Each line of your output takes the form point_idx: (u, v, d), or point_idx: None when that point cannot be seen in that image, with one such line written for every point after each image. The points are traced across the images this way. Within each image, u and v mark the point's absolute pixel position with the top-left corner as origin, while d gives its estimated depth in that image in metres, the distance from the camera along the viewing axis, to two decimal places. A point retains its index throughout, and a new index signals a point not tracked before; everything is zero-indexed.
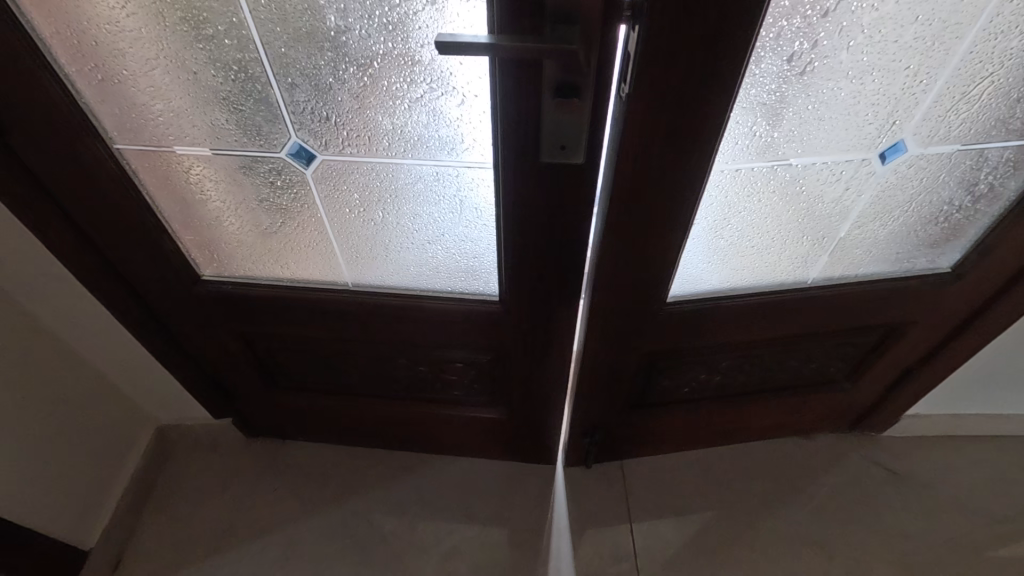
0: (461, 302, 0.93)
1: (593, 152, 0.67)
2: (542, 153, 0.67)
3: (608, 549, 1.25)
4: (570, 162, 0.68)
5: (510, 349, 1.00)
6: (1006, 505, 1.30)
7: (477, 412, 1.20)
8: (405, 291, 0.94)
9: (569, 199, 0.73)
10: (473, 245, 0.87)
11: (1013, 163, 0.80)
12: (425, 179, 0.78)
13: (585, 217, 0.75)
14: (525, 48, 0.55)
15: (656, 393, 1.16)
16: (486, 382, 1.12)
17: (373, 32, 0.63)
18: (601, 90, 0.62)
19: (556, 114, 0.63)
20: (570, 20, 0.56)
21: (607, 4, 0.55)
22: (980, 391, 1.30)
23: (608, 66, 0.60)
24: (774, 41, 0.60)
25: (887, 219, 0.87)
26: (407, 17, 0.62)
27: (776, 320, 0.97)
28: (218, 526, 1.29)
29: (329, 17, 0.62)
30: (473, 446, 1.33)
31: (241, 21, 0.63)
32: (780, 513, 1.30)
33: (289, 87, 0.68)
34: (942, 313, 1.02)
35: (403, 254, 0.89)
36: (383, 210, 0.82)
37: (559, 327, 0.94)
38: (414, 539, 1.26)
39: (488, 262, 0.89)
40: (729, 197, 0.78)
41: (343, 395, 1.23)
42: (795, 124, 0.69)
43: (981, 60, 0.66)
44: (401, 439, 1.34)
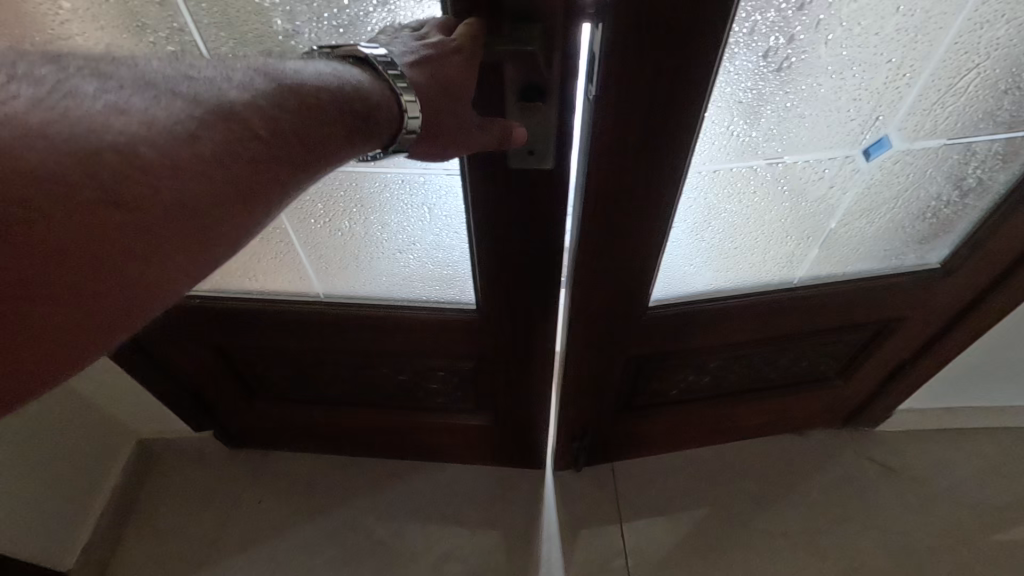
0: (437, 312, 0.90)
1: (563, 156, 0.64)
2: (510, 160, 0.65)
3: (600, 551, 1.23)
4: (539, 167, 0.65)
5: (491, 356, 0.98)
6: (1000, 498, 1.29)
7: (463, 420, 1.18)
8: (378, 300, 0.93)
9: (541, 205, 0.70)
10: (447, 253, 0.84)
11: (1002, 156, 0.77)
12: (391, 187, 0.75)
13: (558, 223, 0.73)
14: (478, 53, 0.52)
15: (643, 396, 1.13)
16: (469, 390, 1.09)
17: (325, 36, 0.60)
18: (567, 92, 0.59)
19: (521, 119, 0.60)
20: (529, 21, 0.53)
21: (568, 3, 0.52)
22: (972, 383, 1.28)
23: (573, 68, 0.57)
24: (748, 36, 0.57)
25: (875, 215, 0.84)
26: (358, 18, 0.59)
27: (762, 321, 0.94)
28: (202, 540, 1.26)
29: (276, 20, 0.59)
30: (460, 453, 1.30)
31: (183, 27, 0.60)
32: (773, 512, 1.28)
33: None
34: (933, 308, 0.99)
35: (375, 263, 0.87)
36: (349, 221, 0.80)
37: (540, 335, 0.92)
38: (402, 548, 1.24)
39: (463, 270, 0.87)
40: (710, 198, 0.76)
41: (325, 405, 1.20)
42: (774, 122, 0.66)
43: (966, 51, 0.63)
44: (386, 448, 1.32)
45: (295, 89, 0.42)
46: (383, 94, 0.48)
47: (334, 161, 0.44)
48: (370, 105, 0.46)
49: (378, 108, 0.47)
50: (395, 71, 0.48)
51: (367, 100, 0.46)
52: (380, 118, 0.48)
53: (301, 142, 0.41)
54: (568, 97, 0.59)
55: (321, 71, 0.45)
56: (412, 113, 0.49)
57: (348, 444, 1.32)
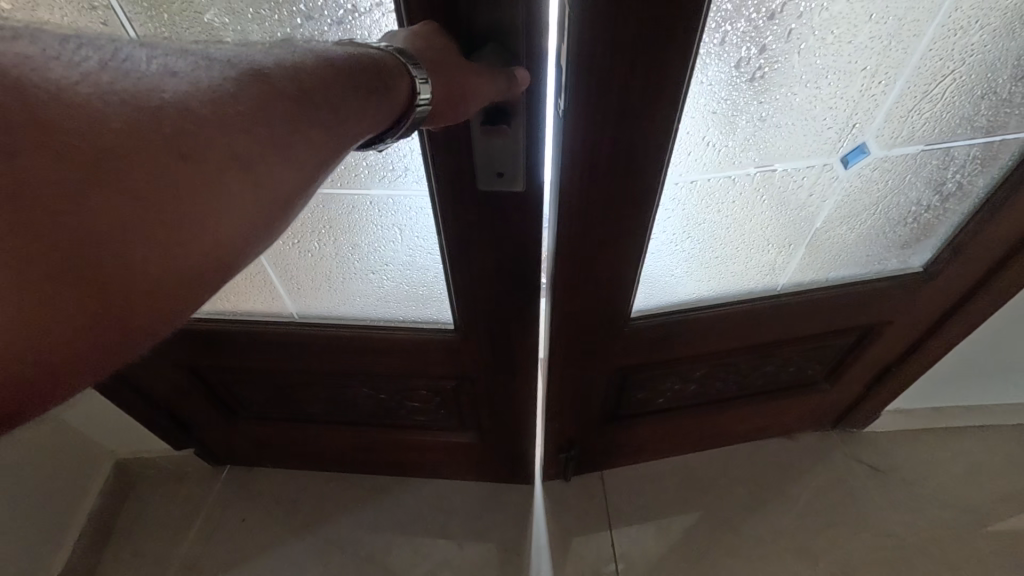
0: (414, 332, 0.89)
1: (533, 177, 0.64)
2: (479, 182, 0.64)
3: (591, 563, 1.21)
4: (511, 188, 0.64)
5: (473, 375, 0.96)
6: (991, 497, 1.29)
7: (448, 436, 1.16)
8: (356, 321, 0.91)
9: (516, 224, 0.69)
10: (422, 271, 0.83)
11: (981, 160, 0.77)
12: (359, 208, 0.73)
13: (534, 240, 0.71)
14: (438, 50, 0.49)
15: (631, 405, 1.12)
16: (452, 407, 1.08)
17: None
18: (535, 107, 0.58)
19: (487, 143, 0.60)
20: (486, 43, 0.53)
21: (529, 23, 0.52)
22: (958, 384, 1.29)
23: (538, 83, 0.56)
24: (719, 47, 0.56)
25: (855, 223, 0.83)
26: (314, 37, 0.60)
27: (745, 329, 0.94)
28: (183, 560, 1.23)
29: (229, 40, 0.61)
30: (447, 469, 1.28)
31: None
32: (764, 516, 1.27)
33: None
34: (917, 311, 0.99)
35: (350, 283, 0.86)
36: (319, 242, 0.79)
37: (520, 352, 0.90)
38: (389, 565, 1.22)
39: (439, 289, 0.85)
40: (689, 209, 0.75)
41: (307, 424, 1.18)
42: (750, 132, 0.65)
43: (941, 58, 0.62)
44: (371, 465, 1.30)
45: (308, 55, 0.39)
46: (390, 62, 0.44)
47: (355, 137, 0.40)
48: (384, 68, 0.43)
49: (391, 78, 0.44)
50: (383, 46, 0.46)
51: (379, 66, 0.43)
52: (394, 84, 0.44)
53: (329, 106, 0.37)
54: (533, 115, 0.59)
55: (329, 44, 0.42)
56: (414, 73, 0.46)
57: (332, 462, 1.30)
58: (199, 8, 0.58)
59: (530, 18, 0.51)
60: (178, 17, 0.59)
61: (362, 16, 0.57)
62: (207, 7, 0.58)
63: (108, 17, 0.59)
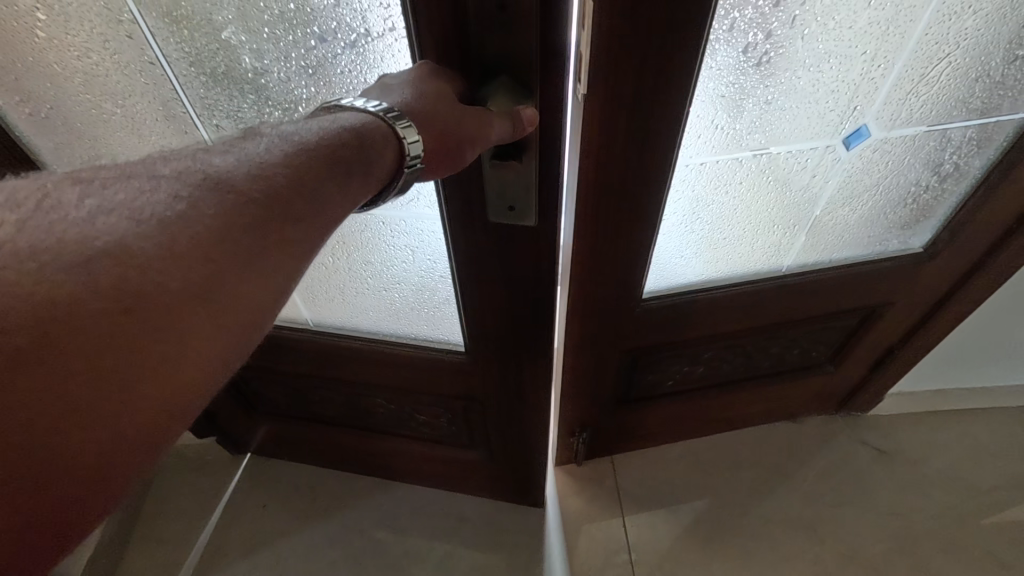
0: (426, 351, 0.94)
1: (544, 212, 0.66)
2: (489, 214, 0.68)
3: (603, 546, 1.24)
4: (523, 221, 0.67)
5: (479, 396, 1.00)
6: (993, 476, 1.32)
7: (456, 452, 1.18)
8: (368, 335, 0.97)
9: (526, 254, 0.72)
10: (431, 294, 0.87)
11: (976, 142, 0.80)
12: (372, 226, 0.79)
13: (547, 268, 0.74)
14: (436, 100, 0.50)
15: (640, 388, 1.15)
16: (459, 421, 1.09)
17: (294, 75, 0.62)
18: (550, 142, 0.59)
19: (498, 176, 0.62)
20: (499, 71, 0.54)
21: (542, 54, 0.52)
22: (959, 365, 1.32)
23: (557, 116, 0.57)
24: (727, 33, 0.59)
25: (857, 204, 0.87)
26: (327, 60, 0.60)
27: (752, 311, 0.97)
28: (207, 544, 1.27)
29: (245, 57, 0.62)
30: (459, 483, 1.29)
31: (156, 60, 0.64)
32: (771, 496, 1.31)
33: (216, 127, 0.70)
34: (918, 293, 1.02)
35: (360, 300, 0.92)
36: (333, 257, 0.85)
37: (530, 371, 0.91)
38: (407, 547, 1.26)
39: (446, 312, 0.90)
40: (699, 191, 0.78)
41: (322, 426, 1.22)
42: (756, 115, 0.69)
43: (936, 42, 0.66)
44: (383, 471, 1.32)
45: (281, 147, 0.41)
46: (376, 127, 0.46)
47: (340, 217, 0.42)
48: (359, 140, 0.44)
49: (376, 148, 0.45)
50: (375, 104, 0.48)
51: (359, 141, 0.44)
52: (381, 154, 0.45)
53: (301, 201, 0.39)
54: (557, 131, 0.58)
55: (298, 125, 0.44)
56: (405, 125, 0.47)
57: (347, 465, 1.34)
58: (218, 26, 0.60)
59: (547, 34, 0.50)
60: (199, 33, 0.61)
61: (374, 40, 0.57)
62: (226, 24, 0.60)
63: (133, 30, 0.61)
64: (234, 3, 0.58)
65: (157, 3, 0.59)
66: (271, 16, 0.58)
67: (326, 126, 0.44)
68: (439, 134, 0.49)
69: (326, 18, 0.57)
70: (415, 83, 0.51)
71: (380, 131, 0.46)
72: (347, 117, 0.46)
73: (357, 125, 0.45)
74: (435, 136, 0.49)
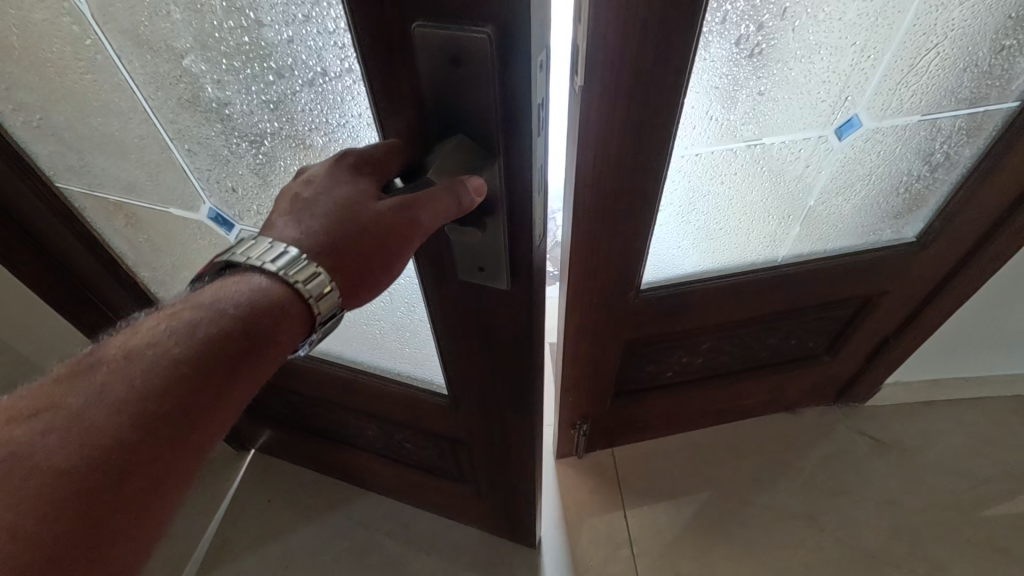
0: (408, 388, 0.93)
1: (518, 276, 0.57)
2: (460, 271, 0.59)
3: (605, 538, 1.25)
4: (494, 283, 0.58)
5: (465, 439, 0.96)
6: (991, 464, 1.34)
7: (445, 483, 1.14)
8: (353, 365, 0.97)
9: (501, 316, 0.64)
10: (411, 334, 0.86)
11: (965, 131, 0.82)
12: None
13: (522, 337, 0.65)
14: (357, 216, 0.42)
15: (639, 379, 1.17)
16: (448, 456, 1.05)
17: (257, 109, 0.59)
18: (521, 203, 0.49)
19: (463, 238, 0.53)
20: (451, 130, 0.44)
21: (505, 105, 0.41)
22: (956, 354, 1.34)
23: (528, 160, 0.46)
24: (721, 25, 0.61)
25: (851, 193, 0.88)
26: (287, 97, 0.55)
27: (748, 300, 0.99)
28: (212, 538, 1.28)
29: (207, 87, 0.59)
30: (453, 512, 1.25)
31: (126, 81, 0.62)
32: (771, 487, 1.32)
33: (188, 153, 0.69)
34: (912, 282, 1.04)
35: (344, 328, 0.92)
36: None
37: (514, 430, 0.85)
38: (413, 540, 1.27)
39: (427, 353, 0.87)
40: (694, 181, 0.80)
41: (318, 437, 1.22)
42: (750, 106, 0.70)
43: (925, 32, 0.68)
44: (378, 486, 1.30)
45: (124, 385, 0.36)
46: (269, 295, 0.41)
47: (230, 419, 0.40)
48: (251, 314, 0.40)
49: (272, 323, 0.41)
50: (273, 243, 0.41)
51: (242, 328, 0.40)
52: (285, 321, 0.41)
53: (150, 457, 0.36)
54: (525, 200, 0.48)
55: (149, 333, 0.39)
56: (305, 263, 0.40)
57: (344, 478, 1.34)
58: (178, 53, 0.56)
59: (509, 91, 0.40)
60: (162, 57, 0.58)
61: (333, 80, 0.51)
62: (185, 52, 0.56)
63: (99, 50, 0.59)
64: (190, 31, 0.54)
65: (120, 26, 0.56)
66: (228, 48, 0.53)
67: (189, 325, 0.39)
68: (357, 268, 0.42)
69: (281, 53, 0.51)
70: (322, 202, 0.43)
71: (276, 300, 0.41)
72: (239, 285, 0.41)
73: (244, 302, 0.40)
74: (352, 273, 0.42)
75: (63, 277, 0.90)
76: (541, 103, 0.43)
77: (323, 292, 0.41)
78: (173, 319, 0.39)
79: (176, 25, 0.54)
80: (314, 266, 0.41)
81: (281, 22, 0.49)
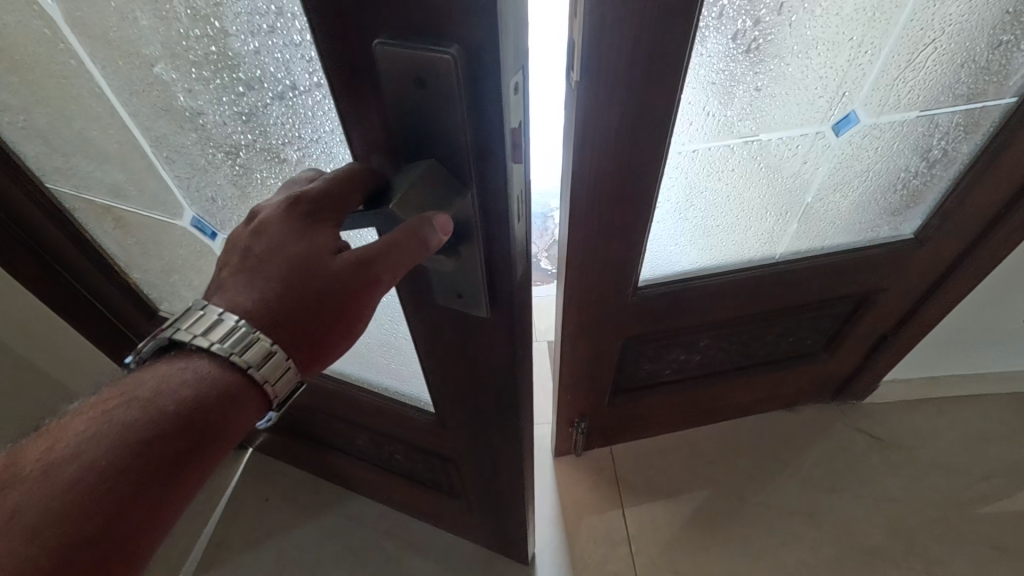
0: (393, 404, 0.92)
1: (499, 305, 0.52)
2: (438, 296, 0.54)
3: (603, 536, 1.25)
4: (473, 310, 0.53)
5: (454, 456, 0.93)
6: (989, 461, 1.34)
7: (435, 496, 1.12)
8: (341, 378, 0.97)
9: (484, 347, 0.59)
10: (396, 352, 0.85)
11: (963, 127, 0.82)
12: None
13: (503, 369, 0.61)
14: (314, 273, 0.40)
15: (636, 376, 1.16)
16: (438, 470, 1.03)
17: (230, 120, 0.58)
18: (499, 229, 0.44)
19: (436, 265, 0.48)
20: (424, 153, 0.40)
21: (478, 125, 0.37)
22: (954, 351, 1.34)
23: (506, 183, 0.41)
24: (717, 20, 0.61)
25: (848, 190, 0.88)
26: (258, 109, 0.54)
27: (747, 297, 0.98)
28: (209, 537, 1.28)
29: (179, 96, 0.58)
30: (446, 525, 1.22)
31: (101, 86, 0.62)
32: (768, 485, 1.32)
33: (167, 160, 0.69)
34: (909, 279, 1.04)
35: None
36: None
37: (500, 454, 0.81)
38: (410, 539, 1.26)
39: (411, 371, 0.86)
40: (691, 177, 0.79)
41: (312, 442, 1.21)
42: (747, 101, 0.70)
43: (922, 28, 0.68)
44: (371, 492, 1.28)
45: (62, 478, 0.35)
46: (218, 383, 0.40)
47: (173, 515, 0.38)
48: (201, 402, 0.39)
49: (226, 408, 0.40)
50: (224, 313, 0.39)
51: (187, 421, 0.38)
52: (240, 407, 0.40)
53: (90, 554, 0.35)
54: (503, 227, 0.44)
55: (76, 439, 0.36)
56: (257, 339, 0.39)
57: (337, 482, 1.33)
58: (149, 60, 0.56)
59: (482, 111, 0.36)
60: (132, 63, 0.57)
61: (302, 94, 0.50)
62: (155, 59, 0.55)
63: (71, 54, 0.59)
64: (158, 38, 0.53)
65: (93, 30, 0.56)
66: (196, 57, 0.52)
67: (126, 423, 0.37)
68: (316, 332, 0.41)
69: (249, 64, 0.50)
70: (276, 261, 0.40)
71: (230, 384, 0.40)
72: (188, 368, 0.40)
73: (194, 387, 0.39)
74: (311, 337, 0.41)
75: (60, 285, 0.88)
76: (517, 126, 0.38)
77: (279, 372, 0.40)
78: (111, 410, 0.37)
79: (143, 32, 0.53)
80: (267, 341, 0.39)
81: (246, 33, 0.48)
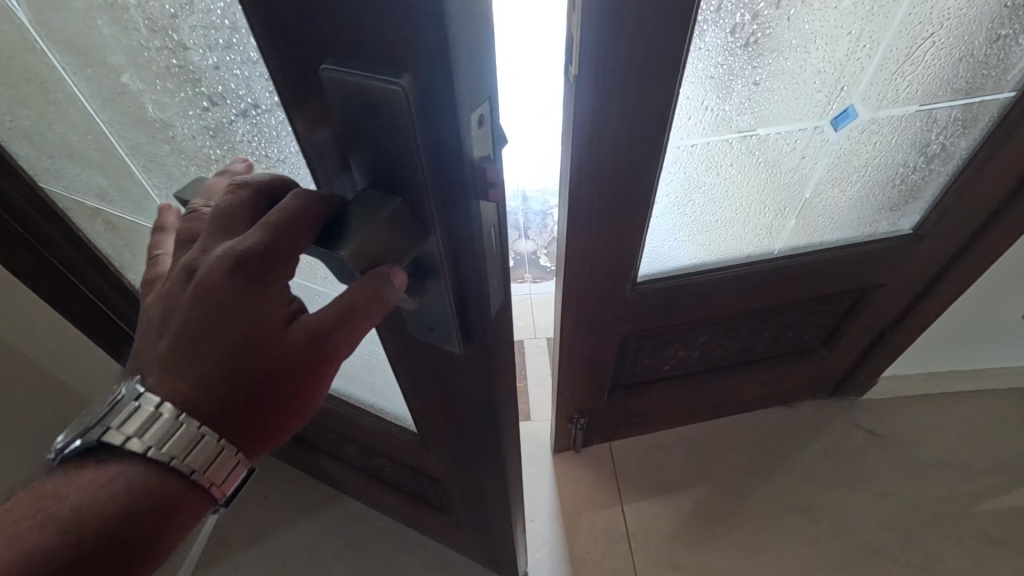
0: (380, 423, 0.92)
1: (474, 339, 0.48)
2: (410, 326, 0.50)
3: (602, 532, 1.25)
4: (446, 344, 0.49)
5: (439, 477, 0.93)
6: (987, 457, 1.34)
7: (425, 509, 1.11)
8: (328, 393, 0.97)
9: (463, 378, 0.56)
10: (379, 372, 0.84)
11: (961, 121, 0.82)
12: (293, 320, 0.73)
13: (480, 404, 0.58)
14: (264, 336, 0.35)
15: (635, 372, 1.16)
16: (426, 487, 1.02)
17: (198, 133, 0.58)
18: (466, 266, 0.40)
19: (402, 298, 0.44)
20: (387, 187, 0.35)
21: (434, 158, 0.33)
22: (953, 346, 1.34)
23: (470, 218, 0.37)
24: (715, 14, 0.61)
25: (846, 185, 0.88)
26: (224, 126, 0.54)
27: (747, 292, 0.98)
28: (208, 534, 1.28)
29: (148, 107, 0.59)
30: (439, 538, 1.19)
31: (75, 94, 0.62)
32: (767, 482, 1.32)
33: (144, 167, 0.69)
34: (906, 275, 1.04)
35: None
36: None
37: (486, 482, 0.80)
38: (409, 537, 1.26)
39: (393, 391, 0.85)
40: (690, 171, 0.79)
41: (305, 446, 1.21)
42: (745, 96, 0.70)
43: (919, 22, 0.68)
44: (365, 498, 1.27)
45: None
46: (153, 491, 0.36)
47: None
48: (134, 512, 0.35)
49: (164, 516, 0.36)
50: (162, 405, 0.34)
51: (109, 541, 0.34)
52: (180, 512, 0.37)
53: None
54: (472, 264, 0.40)
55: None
56: (202, 437, 0.34)
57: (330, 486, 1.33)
58: (116, 70, 0.56)
59: (437, 141, 0.32)
60: (102, 71, 0.57)
61: (263, 113, 0.49)
62: (122, 70, 0.55)
63: (45, 59, 0.59)
64: (123, 50, 0.53)
65: (64, 39, 0.56)
66: (160, 71, 0.53)
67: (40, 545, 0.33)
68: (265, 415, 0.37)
69: (211, 81, 0.50)
70: (219, 341, 0.34)
71: (167, 489, 0.36)
72: (121, 474, 0.36)
73: (127, 496, 0.35)
74: (261, 421, 0.37)
75: (55, 282, 0.88)
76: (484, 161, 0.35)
77: (227, 474, 0.36)
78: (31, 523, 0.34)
79: (110, 44, 0.53)
80: (213, 437, 0.35)
81: (204, 48, 0.47)
